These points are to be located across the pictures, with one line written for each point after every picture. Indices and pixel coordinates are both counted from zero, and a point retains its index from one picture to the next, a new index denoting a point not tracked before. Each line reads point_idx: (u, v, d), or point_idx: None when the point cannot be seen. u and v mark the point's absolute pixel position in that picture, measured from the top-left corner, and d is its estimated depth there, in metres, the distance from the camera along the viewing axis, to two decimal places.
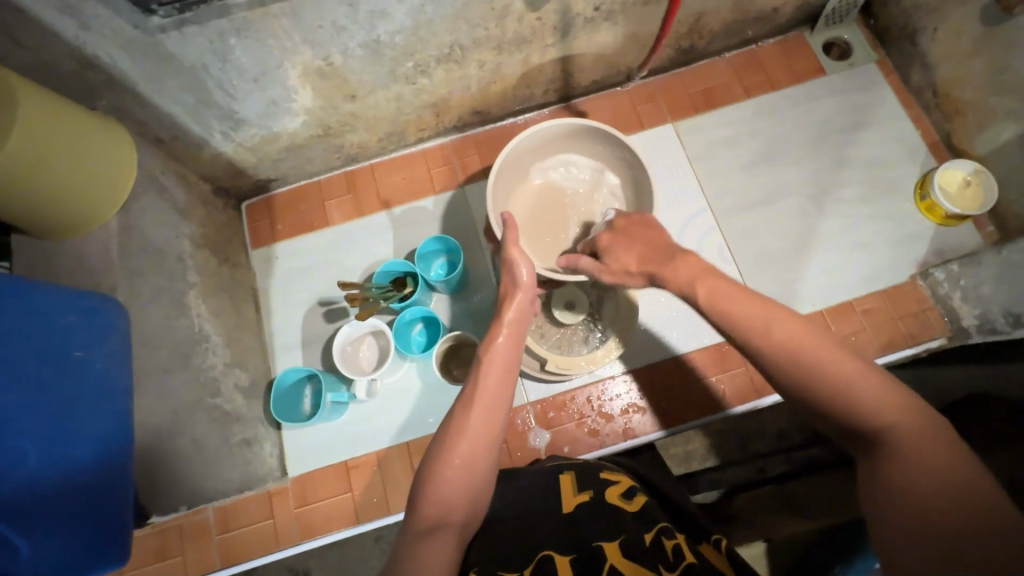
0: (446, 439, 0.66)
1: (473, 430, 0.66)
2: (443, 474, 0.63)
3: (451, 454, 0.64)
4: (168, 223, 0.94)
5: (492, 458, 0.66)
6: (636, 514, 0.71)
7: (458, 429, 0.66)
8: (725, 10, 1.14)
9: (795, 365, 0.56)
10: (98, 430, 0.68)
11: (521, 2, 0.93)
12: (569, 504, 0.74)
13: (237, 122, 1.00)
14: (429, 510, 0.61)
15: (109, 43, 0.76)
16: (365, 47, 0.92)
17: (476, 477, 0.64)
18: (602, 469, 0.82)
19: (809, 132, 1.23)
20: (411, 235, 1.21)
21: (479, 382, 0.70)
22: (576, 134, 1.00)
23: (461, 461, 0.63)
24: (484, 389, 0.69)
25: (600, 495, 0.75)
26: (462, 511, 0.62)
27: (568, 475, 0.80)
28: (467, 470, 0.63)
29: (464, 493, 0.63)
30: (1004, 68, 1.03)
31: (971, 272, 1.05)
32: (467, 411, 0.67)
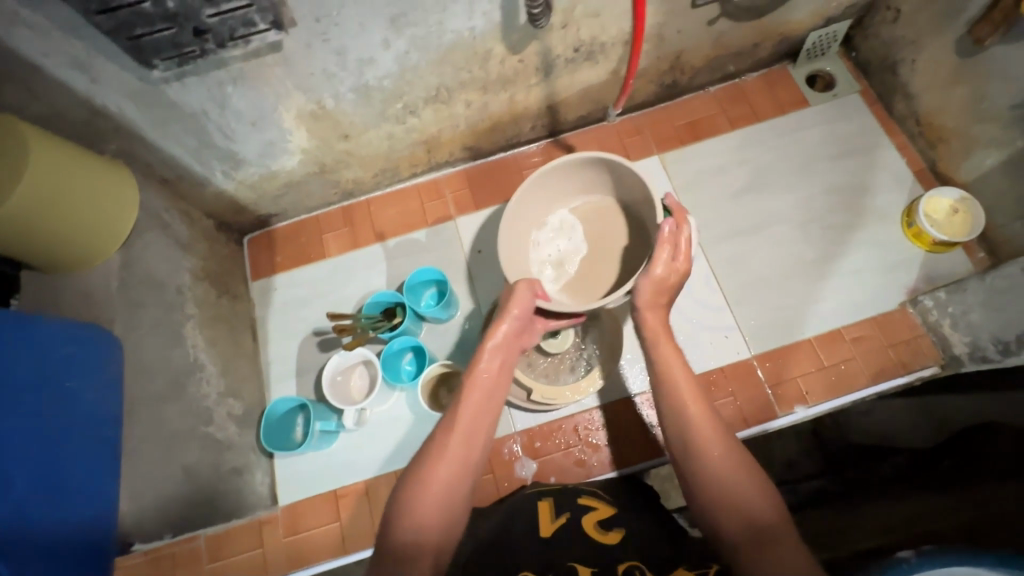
0: (425, 464, 0.66)
1: (449, 458, 0.66)
2: (417, 502, 0.63)
3: (428, 477, 0.64)
4: (170, 257, 0.98)
5: (468, 488, 0.66)
6: (612, 545, 0.71)
7: (436, 455, 0.66)
8: (706, 47, 1.18)
9: (710, 458, 0.64)
10: (91, 458, 0.72)
11: (501, 45, 0.98)
12: (548, 528, 0.75)
13: (238, 162, 1.06)
14: (403, 538, 0.61)
15: (115, 93, 0.82)
16: (355, 91, 0.97)
17: (451, 503, 0.64)
18: (580, 494, 0.83)
19: (795, 162, 1.25)
20: (403, 265, 1.24)
21: (460, 409, 0.70)
22: (525, 194, 1.00)
23: (438, 488, 0.64)
24: (463, 416, 0.70)
25: (576, 518, 0.76)
26: (438, 540, 0.62)
27: (545, 502, 0.81)
28: (444, 498, 0.64)
29: (438, 519, 0.63)
30: (983, 96, 1.04)
31: (959, 299, 1.04)
32: (447, 437, 0.68)
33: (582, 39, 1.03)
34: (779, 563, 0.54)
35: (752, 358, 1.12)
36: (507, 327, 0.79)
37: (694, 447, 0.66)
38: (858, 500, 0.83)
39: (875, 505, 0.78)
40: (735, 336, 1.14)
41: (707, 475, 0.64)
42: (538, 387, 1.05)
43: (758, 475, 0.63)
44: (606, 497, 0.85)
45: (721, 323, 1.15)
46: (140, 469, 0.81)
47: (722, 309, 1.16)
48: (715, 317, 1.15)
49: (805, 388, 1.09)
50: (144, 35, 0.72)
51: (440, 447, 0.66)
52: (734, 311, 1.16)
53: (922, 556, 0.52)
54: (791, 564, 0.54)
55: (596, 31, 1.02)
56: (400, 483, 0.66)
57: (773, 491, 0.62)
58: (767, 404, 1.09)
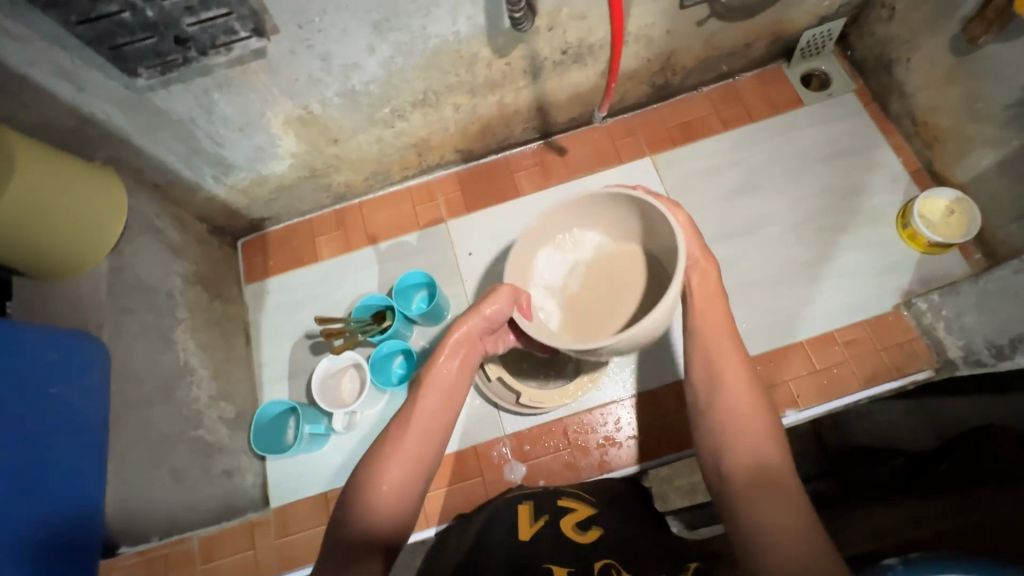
0: (379, 463, 0.65)
1: (403, 454, 0.65)
2: (367, 499, 0.63)
3: (379, 476, 0.64)
4: (161, 262, 0.99)
5: (421, 486, 0.66)
6: (589, 544, 0.70)
7: (389, 452, 0.66)
8: (697, 47, 1.17)
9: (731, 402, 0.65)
10: (75, 461, 0.73)
11: (487, 49, 0.98)
12: (527, 531, 0.74)
13: (228, 167, 1.07)
14: (351, 534, 0.61)
15: (102, 101, 0.83)
16: (342, 95, 0.98)
17: (403, 499, 0.64)
18: (561, 496, 0.83)
19: (789, 162, 1.24)
20: (395, 268, 1.24)
21: (416, 406, 0.69)
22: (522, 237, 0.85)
23: (389, 486, 0.63)
24: (420, 413, 0.69)
25: (555, 521, 0.76)
26: (390, 539, 0.62)
27: (525, 506, 0.81)
28: (396, 495, 0.64)
29: (390, 516, 0.63)
30: (978, 95, 1.02)
31: (952, 302, 1.03)
32: (401, 439, 0.66)
33: (569, 41, 1.03)
34: (779, 507, 0.55)
35: None
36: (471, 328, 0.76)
37: (719, 385, 0.67)
38: (846, 507, 0.82)
39: (863, 512, 0.77)
40: None
41: (726, 409, 0.65)
42: (526, 391, 1.06)
43: (777, 421, 0.64)
44: (591, 497, 0.85)
45: None
46: (128, 472, 0.83)
47: None
48: None
49: (797, 392, 1.08)
50: (126, 44, 0.74)
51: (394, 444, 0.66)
52: None
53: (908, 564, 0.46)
54: (789, 508, 0.55)
55: (584, 33, 1.02)
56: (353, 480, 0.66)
57: (781, 438, 0.63)
58: None
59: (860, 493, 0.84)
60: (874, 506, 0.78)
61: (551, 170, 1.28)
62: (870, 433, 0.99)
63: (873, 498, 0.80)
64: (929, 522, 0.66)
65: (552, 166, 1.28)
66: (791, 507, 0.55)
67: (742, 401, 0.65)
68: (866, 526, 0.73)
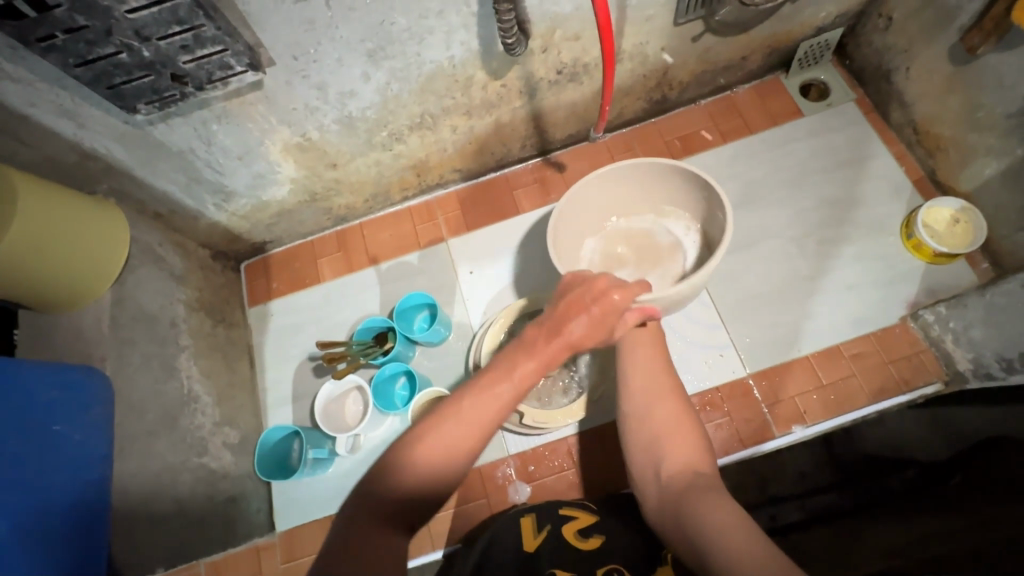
0: (456, 426, 0.64)
1: (479, 403, 0.66)
2: (435, 434, 0.64)
3: (455, 412, 0.65)
4: (164, 291, 1.00)
5: (479, 446, 0.65)
6: (591, 551, 0.72)
7: (470, 397, 0.66)
8: (692, 62, 1.17)
9: (659, 418, 0.74)
10: (82, 495, 0.74)
11: (482, 72, 0.99)
12: (531, 545, 0.74)
13: (229, 195, 1.09)
14: (402, 458, 0.63)
15: (104, 136, 0.85)
16: (340, 122, 0.99)
17: (460, 445, 0.64)
18: (562, 505, 0.82)
19: (789, 173, 1.23)
20: (396, 289, 1.24)
21: (506, 363, 0.68)
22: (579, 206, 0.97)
23: (457, 428, 0.64)
24: (508, 371, 0.67)
25: (557, 530, 0.76)
26: (430, 484, 0.62)
27: (527, 517, 0.79)
28: (458, 441, 0.64)
29: (445, 461, 0.63)
30: (978, 105, 1.02)
31: (960, 314, 1.01)
32: (486, 398, 0.66)
33: (564, 61, 1.03)
34: (714, 503, 0.62)
35: (747, 377, 1.10)
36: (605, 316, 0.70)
37: (653, 404, 0.75)
38: (856, 525, 0.80)
39: (874, 527, 0.76)
40: (730, 355, 1.12)
41: (655, 425, 0.74)
42: (530, 412, 1.05)
43: (702, 436, 0.73)
44: (590, 506, 0.83)
45: (716, 342, 1.13)
46: (132, 504, 0.83)
47: (716, 327, 1.14)
48: (710, 336, 1.13)
49: (804, 408, 1.07)
50: (124, 83, 0.75)
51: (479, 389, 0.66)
52: (729, 329, 1.14)
53: None
54: (722, 503, 0.62)
55: (578, 53, 1.02)
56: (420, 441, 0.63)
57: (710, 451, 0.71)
58: (763, 425, 1.07)
59: (874, 509, 0.81)
60: (890, 524, 0.75)
61: (550, 187, 1.27)
62: (880, 445, 0.98)
63: (889, 514, 0.78)
64: (938, 540, 0.64)
65: (552, 183, 1.28)
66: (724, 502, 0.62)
67: (672, 420, 0.73)
68: (877, 542, 0.72)
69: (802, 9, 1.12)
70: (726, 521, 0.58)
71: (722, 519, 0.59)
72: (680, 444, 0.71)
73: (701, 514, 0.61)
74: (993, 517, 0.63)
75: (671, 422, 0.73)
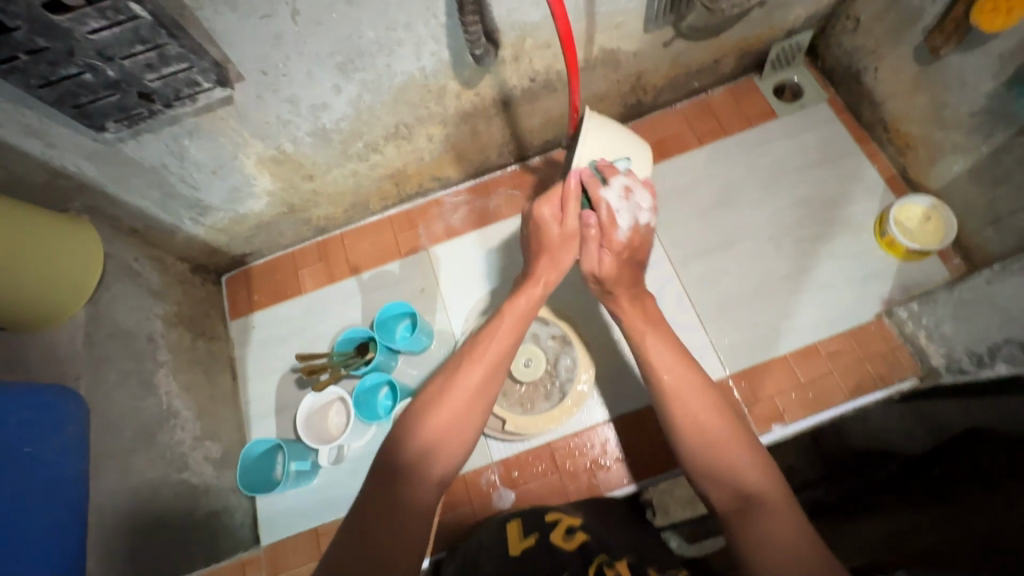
0: (461, 369, 0.69)
1: (497, 342, 0.73)
2: (460, 380, 0.68)
3: (472, 353, 0.72)
4: (141, 307, 1.00)
5: (496, 387, 0.70)
6: (577, 549, 0.67)
7: (486, 336, 0.74)
8: (665, 66, 1.18)
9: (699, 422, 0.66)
10: (57, 518, 0.73)
11: (455, 81, 0.99)
12: (516, 548, 0.69)
13: (206, 209, 1.08)
14: (428, 399, 0.67)
15: (74, 154, 0.84)
16: (314, 134, 0.99)
17: (476, 389, 0.68)
18: (548, 511, 0.79)
19: (764, 173, 1.24)
20: (377, 299, 1.25)
21: (512, 304, 0.78)
22: None
23: (476, 375, 0.69)
24: (513, 310, 0.78)
25: (545, 536, 0.71)
26: (451, 430, 0.64)
27: (514, 525, 0.76)
28: (478, 384, 0.68)
29: (469, 405, 0.66)
30: (944, 104, 1.03)
31: (931, 311, 1.03)
32: (497, 334, 0.74)
33: (536, 69, 1.04)
34: (781, 525, 0.56)
35: (727, 377, 1.10)
36: (548, 233, 0.83)
37: (693, 408, 0.67)
38: (843, 524, 0.80)
39: (857, 525, 0.77)
40: (710, 355, 1.13)
41: (695, 428, 0.66)
42: (512, 419, 1.07)
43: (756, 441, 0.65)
44: (577, 514, 0.82)
45: (696, 342, 1.14)
46: (110, 525, 0.82)
47: (695, 329, 1.15)
48: (690, 337, 1.14)
49: (783, 407, 1.08)
50: (90, 102, 0.76)
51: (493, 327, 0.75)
52: (708, 330, 1.14)
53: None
54: (786, 526, 0.56)
55: (550, 61, 1.03)
56: (430, 388, 0.69)
57: (766, 459, 0.63)
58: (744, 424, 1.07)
59: (854, 507, 0.82)
60: (870, 519, 0.77)
61: (528, 192, 1.28)
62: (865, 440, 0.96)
63: (869, 510, 0.79)
64: (917, 535, 0.65)
65: (530, 188, 1.28)
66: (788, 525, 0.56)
67: (716, 427, 0.65)
68: (855, 540, 0.73)
69: (772, 12, 1.14)
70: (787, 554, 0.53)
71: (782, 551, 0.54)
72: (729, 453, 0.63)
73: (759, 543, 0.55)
74: (967, 511, 0.64)
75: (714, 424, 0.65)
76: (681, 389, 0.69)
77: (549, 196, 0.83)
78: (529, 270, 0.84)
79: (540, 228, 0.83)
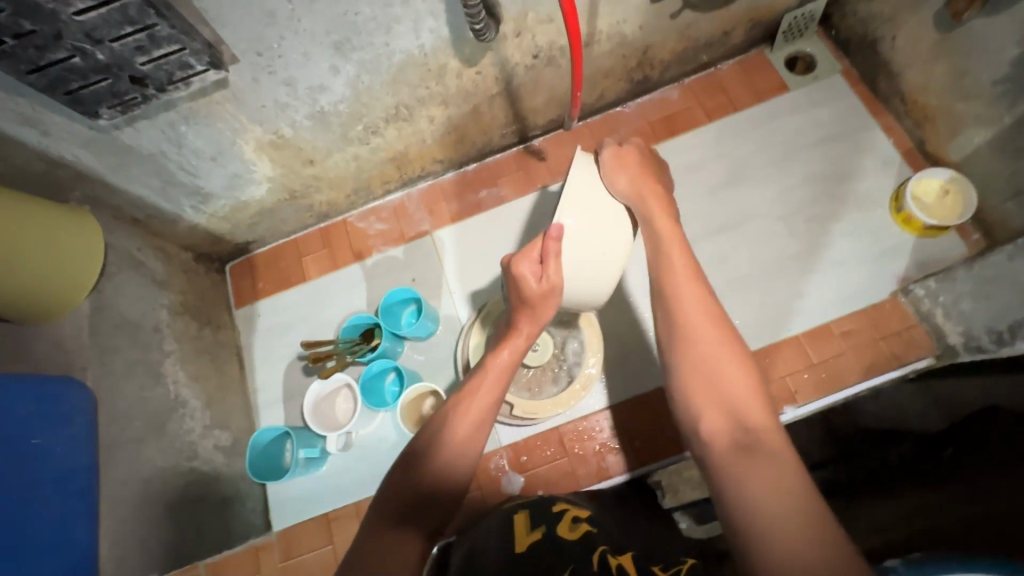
0: (451, 417, 0.72)
1: (485, 391, 0.75)
2: (454, 426, 0.71)
3: (462, 401, 0.74)
4: (146, 297, 0.99)
5: (484, 437, 0.72)
6: (582, 543, 0.66)
7: (473, 388, 0.75)
8: (672, 40, 1.15)
9: (704, 363, 0.68)
10: (65, 508, 0.73)
11: (455, 59, 0.96)
12: (523, 542, 0.67)
13: (207, 196, 1.07)
14: (421, 449, 0.70)
15: (70, 143, 0.83)
16: (312, 117, 0.97)
17: (468, 438, 0.70)
18: (555, 503, 0.78)
19: (775, 149, 1.21)
20: (382, 285, 1.23)
21: (497, 354, 0.79)
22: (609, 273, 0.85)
23: (469, 420, 0.71)
24: (497, 364, 0.78)
25: (552, 529, 0.69)
26: (444, 479, 0.67)
27: (521, 515, 0.74)
28: (472, 431, 0.71)
29: (464, 449, 0.70)
30: (964, 73, 0.99)
31: (949, 288, 1.00)
32: (483, 381, 0.76)
33: (539, 45, 1.01)
34: (768, 460, 0.56)
35: None
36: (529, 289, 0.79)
37: (699, 345, 0.70)
38: (856, 504, 0.79)
39: (870, 506, 0.75)
40: None
41: (702, 368, 0.67)
42: (521, 403, 1.06)
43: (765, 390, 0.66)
44: (584, 504, 0.81)
45: None
46: (120, 516, 0.83)
47: None
48: None
49: (795, 387, 1.06)
50: (81, 87, 0.74)
51: (480, 376, 0.76)
52: None
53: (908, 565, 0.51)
54: (774, 459, 0.56)
55: (553, 36, 1.00)
56: (425, 433, 0.73)
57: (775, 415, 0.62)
58: None
59: (867, 489, 0.81)
60: (884, 499, 0.75)
61: (533, 174, 1.25)
62: (878, 420, 0.97)
63: (882, 492, 0.77)
64: (931, 515, 0.63)
65: (534, 170, 1.26)
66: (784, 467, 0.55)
67: (730, 371, 0.66)
68: (867, 523, 0.71)
69: None
70: (777, 491, 0.53)
71: (771, 484, 0.54)
72: (733, 393, 0.65)
73: (751, 475, 0.56)
74: (986, 491, 0.62)
75: (720, 367, 0.67)
76: (693, 333, 0.71)
77: (527, 250, 0.80)
78: (511, 323, 0.82)
79: (519, 286, 0.78)
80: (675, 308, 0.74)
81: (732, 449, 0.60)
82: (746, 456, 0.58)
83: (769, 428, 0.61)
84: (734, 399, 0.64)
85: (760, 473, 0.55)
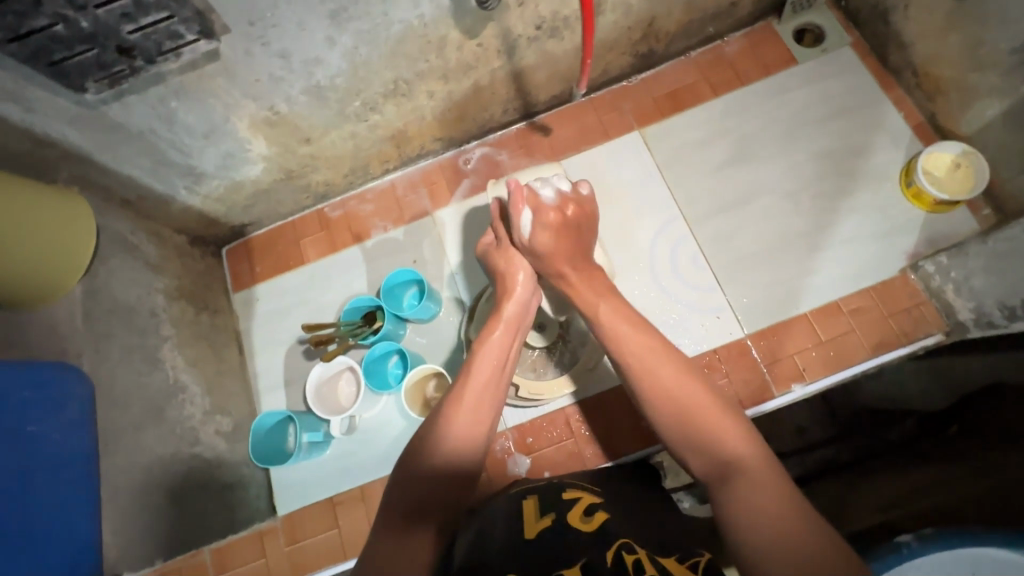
0: (450, 407, 0.73)
1: (481, 375, 0.76)
2: (452, 416, 0.71)
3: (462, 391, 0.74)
4: (140, 282, 0.97)
5: (487, 423, 0.73)
6: (593, 533, 0.64)
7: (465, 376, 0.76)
8: (678, 11, 1.11)
9: (661, 389, 0.68)
10: (63, 495, 0.72)
11: (456, 30, 0.93)
12: (532, 530, 0.65)
13: (201, 177, 1.04)
14: (423, 442, 0.70)
15: (56, 120, 0.79)
16: (308, 93, 0.93)
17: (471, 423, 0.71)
18: (567, 488, 0.76)
19: (783, 124, 1.18)
20: (382, 267, 1.21)
21: (487, 335, 0.81)
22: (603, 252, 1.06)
23: (468, 404, 0.73)
24: (490, 347, 0.79)
25: (562, 517, 0.67)
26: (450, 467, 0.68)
27: (530, 502, 0.72)
28: (473, 418, 0.72)
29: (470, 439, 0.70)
30: (980, 42, 0.96)
31: (961, 263, 0.98)
32: (478, 365, 0.77)
33: (542, 15, 0.97)
34: (760, 496, 0.55)
35: (745, 338, 1.08)
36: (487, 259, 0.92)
37: (654, 370, 0.70)
38: (867, 482, 0.78)
39: (878, 482, 0.75)
40: (727, 316, 1.09)
41: (663, 396, 0.68)
42: (526, 384, 1.04)
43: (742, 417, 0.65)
44: (597, 490, 0.79)
45: (713, 304, 1.10)
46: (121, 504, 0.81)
47: (712, 289, 1.11)
48: (706, 299, 1.11)
49: (804, 365, 1.04)
50: (65, 59, 0.71)
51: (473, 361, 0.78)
52: (725, 290, 1.11)
53: (921, 540, 0.51)
54: (767, 493, 0.55)
55: (557, 6, 0.96)
56: (429, 423, 0.73)
57: (751, 430, 0.64)
58: (762, 385, 1.04)
59: (878, 467, 0.80)
60: (893, 473, 0.75)
61: (535, 151, 1.22)
62: (878, 398, 0.99)
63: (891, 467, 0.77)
64: (939, 490, 0.63)
65: (537, 147, 1.23)
66: (775, 491, 0.55)
67: (687, 393, 0.67)
68: (872, 498, 0.71)
69: None
70: (773, 524, 0.52)
71: (767, 519, 0.53)
72: (704, 424, 0.64)
73: (750, 512, 0.54)
74: (999, 466, 0.62)
75: (678, 391, 0.67)
76: (646, 361, 0.71)
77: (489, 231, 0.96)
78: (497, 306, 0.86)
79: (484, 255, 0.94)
80: (616, 338, 0.75)
81: (724, 489, 0.59)
82: (734, 492, 0.57)
83: (757, 460, 0.60)
84: (707, 431, 0.64)
85: (759, 508, 0.54)
